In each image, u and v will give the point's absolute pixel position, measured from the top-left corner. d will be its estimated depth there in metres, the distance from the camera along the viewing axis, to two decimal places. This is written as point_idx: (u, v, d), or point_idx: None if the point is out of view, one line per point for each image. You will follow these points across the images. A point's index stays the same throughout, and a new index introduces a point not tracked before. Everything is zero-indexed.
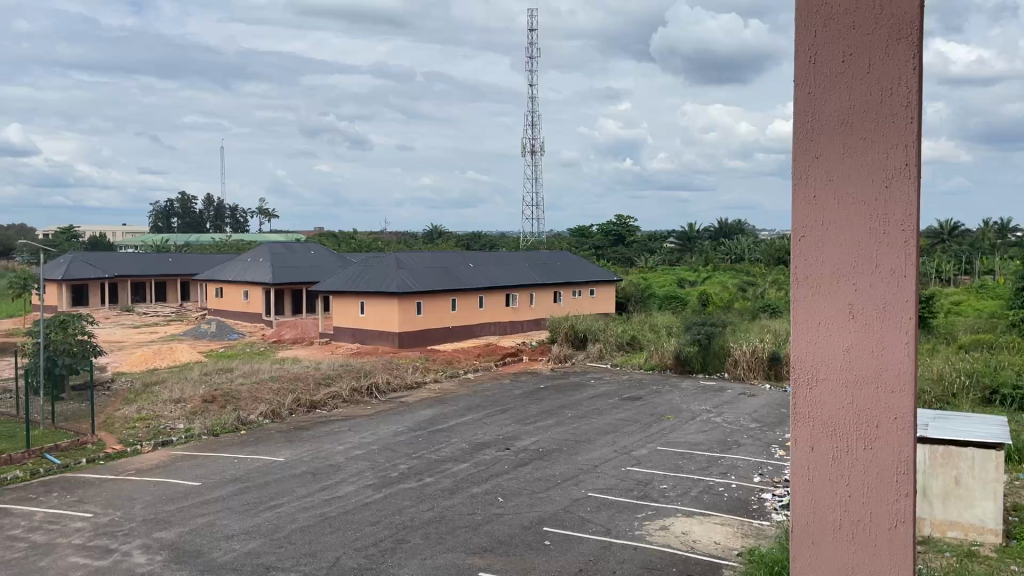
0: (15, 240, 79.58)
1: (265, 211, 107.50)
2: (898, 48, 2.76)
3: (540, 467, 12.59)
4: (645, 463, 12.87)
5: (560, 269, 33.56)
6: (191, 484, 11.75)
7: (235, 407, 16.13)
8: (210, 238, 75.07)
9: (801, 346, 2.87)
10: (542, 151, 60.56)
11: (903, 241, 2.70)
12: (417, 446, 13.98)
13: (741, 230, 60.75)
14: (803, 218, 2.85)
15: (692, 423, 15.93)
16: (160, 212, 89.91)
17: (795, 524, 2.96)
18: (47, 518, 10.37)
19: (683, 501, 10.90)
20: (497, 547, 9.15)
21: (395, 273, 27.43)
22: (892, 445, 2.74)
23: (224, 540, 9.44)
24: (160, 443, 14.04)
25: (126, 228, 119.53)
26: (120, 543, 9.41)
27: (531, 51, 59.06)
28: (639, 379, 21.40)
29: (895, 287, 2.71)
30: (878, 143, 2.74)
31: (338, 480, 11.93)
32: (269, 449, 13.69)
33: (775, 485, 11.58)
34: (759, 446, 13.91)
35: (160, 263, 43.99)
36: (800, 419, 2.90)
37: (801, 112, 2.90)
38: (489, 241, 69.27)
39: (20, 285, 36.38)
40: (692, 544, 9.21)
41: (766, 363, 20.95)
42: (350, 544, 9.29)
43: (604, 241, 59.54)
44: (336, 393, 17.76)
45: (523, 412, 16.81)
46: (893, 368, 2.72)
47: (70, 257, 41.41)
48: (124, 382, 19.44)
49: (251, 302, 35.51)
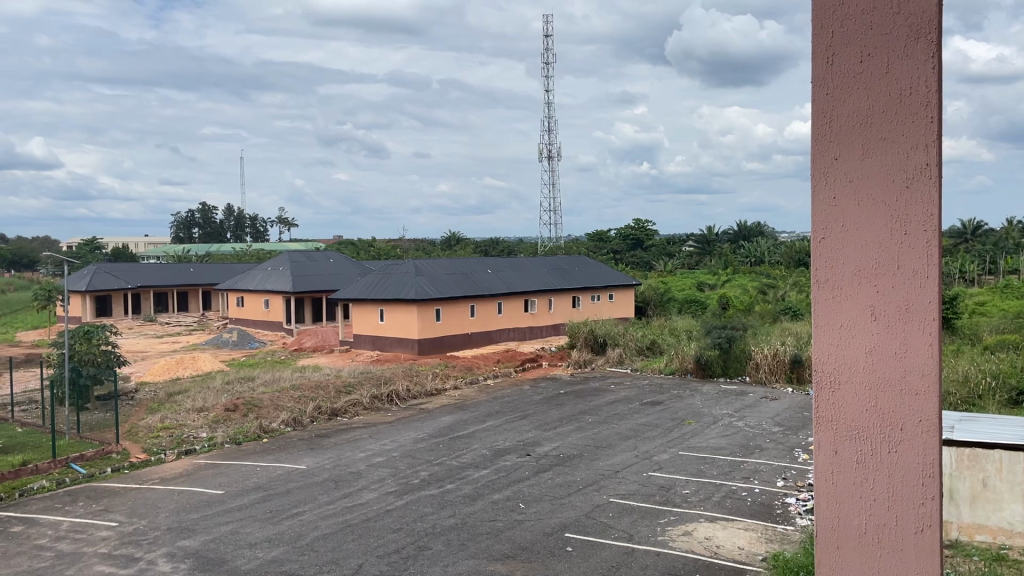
0: (37, 249, 80.47)
1: (284, 221, 108.47)
2: (917, 47, 2.74)
3: (561, 473, 12.58)
4: (666, 468, 12.82)
5: (578, 274, 33.54)
6: (214, 493, 11.81)
7: (257, 415, 16.24)
8: (230, 247, 75.66)
9: (824, 348, 2.85)
10: (558, 156, 60.44)
11: (925, 241, 2.67)
12: (438, 452, 14.01)
13: (760, 232, 60.38)
14: (823, 219, 2.83)
15: (714, 427, 15.84)
16: (181, 223, 90.84)
17: (818, 529, 2.94)
18: (73, 527, 10.48)
19: (706, 506, 10.83)
20: (520, 554, 9.12)
21: (415, 281, 27.50)
22: (918, 449, 2.71)
23: (248, 548, 9.48)
24: (183, 452, 14.16)
25: (147, 241, 121.12)
26: (144, 551, 9.48)
27: (548, 57, 59.10)
28: (660, 384, 21.25)
29: (917, 288, 2.68)
30: (898, 144, 2.73)
31: (359, 487, 11.96)
32: (291, 457, 13.76)
33: (799, 490, 11.48)
34: (782, 450, 13.81)
35: (181, 273, 44.38)
36: (822, 423, 2.88)
37: (819, 115, 2.88)
38: (507, 248, 69.29)
39: (44, 297, 36.81)
40: (715, 549, 9.14)
41: (788, 366, 20.84)
42: (373, 552, 9.30)
43: (621, 246, 59.55)
44: (356, 400, 17.82)
45: (544, 418, 16.78)
46: (916, 370, 2.69)
47: (94, 267, 41.81)
48: (148, 392, 19.59)
49: (271, 311, 35.78)
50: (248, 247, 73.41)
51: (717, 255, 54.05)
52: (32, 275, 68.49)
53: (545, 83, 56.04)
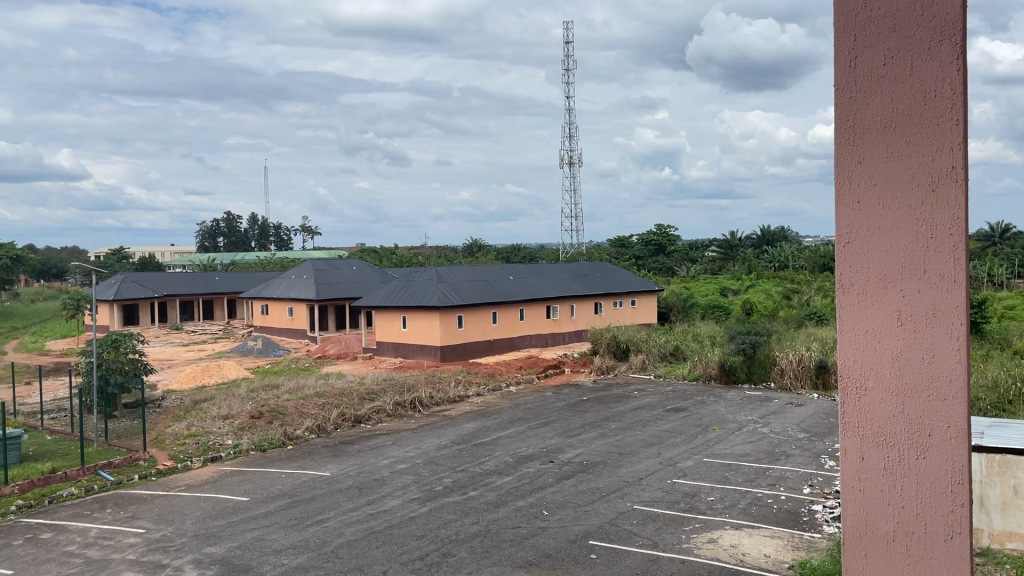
0: (65, 258, 81.61)
1: (308, 229, 109.30)
2: (941, 49, 2.72)
3: (584, 480, 12.53)
4: (691, 475, 12.74)
5: (600, 280, 33.45)
6: (240, 499, 11.90)
7: (281, 422, 16.32)
8: (255, 256, 76.29)
9: (849, 355, 2.83)
10: (579, 162, 60.33)
11: (951, 245, 2.64)
12: (461, 460, 14.01)
13: (784, 237, 59.83)
14: (848, 223, 2.80)
15: (739, 433, 15.73)
16: (207, 232, 91.91)
17: (846, 536, 2.90)
18: (102, 534, 10.59)
19: (731, 513, 10.75)
20: (544, 562, 9.10)
21: (437, 287, 27.57)
22: (946, 454, 2.68)
23: (273, 555, 9.54)
24: (209, 459, 14.28)
25: (172, 250, 122.43)
26: (172, 558, 9.57)
27: (568, 64, 59.04)
28: (683, 391, 21.12)
29: (944, 292, 2.65)
30: (924, 146, 2.71)
31: (384, 494, 12.00)
32: (316, 464, 13.83)
33: (826, 496, 11.36)
34: (808, 456, 13.67)
35: (206, 281, 44.85)
36: (848, 429, 2.86)
37: (843, 118, 2.87)
38: (529, 254, 69.24)
39: (72, 307, 37.35)
40: (740, 557, 9.07)
41: (814, 371, 20.68)
42: (397, 558, 9.33)
43: (644, 252, 59.49)
44: (380, 407, 17.90)
45: (567, 425, 16.75)
46: (944, 376, 2.67)
47: (121, 276, 42.33)
48: (174, 399, 19.81)
49: (295, 318, 36.02)
50: (273, 256, 74.05)
51: (741, 260, 53.61)
52: (61, 285, 69.48)
53: (565, 90, 55.96)
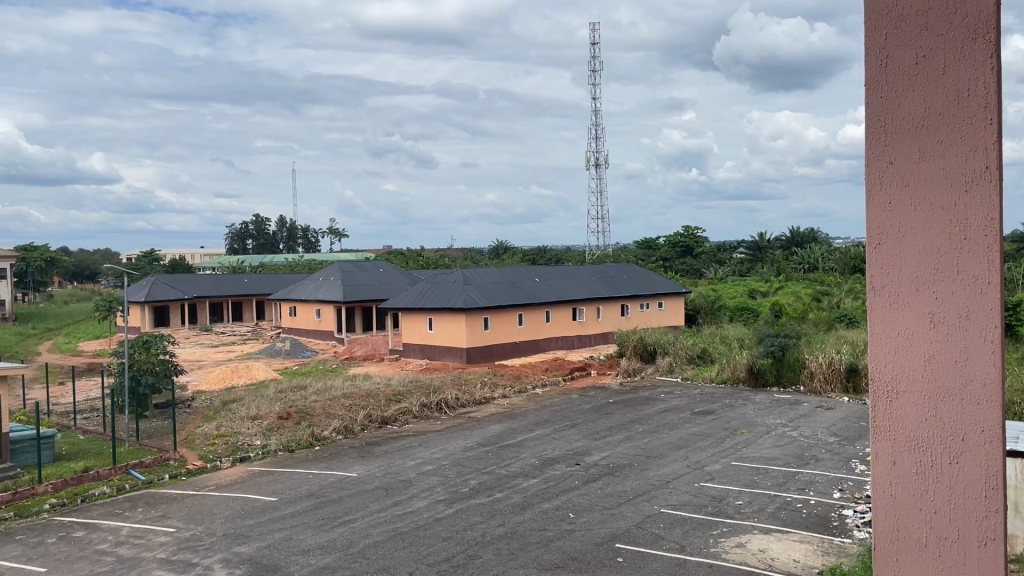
0: (98, 261, 82.87)
1: (335, 231, 110.04)
2: (975, 48, 2.67)
3: (610, 483, 12.47)
4: (719, 478, 12.64)
5: (627, 282, 33.31)
6: (268, 499, 11.99)
7: (309, 423, 16.43)
8: (283, 258, 77.08)
9: (880, 359, 2.78)
10: (606, 164, 60.11)
11: (985, 246, 2.59)
12: (487, 461, 14.01)
13: (814, 238, 59.12)
14: (878, 224, 2.76)
15: (767, 437, 15.58)
16: (236, 234, 93.06)
17: (877, 543, 2.85)
18: (133, 533, 10.73)
19: (759, 518, 10.64)
20: (570, 564, 9.07)
21: (463, 289, 27.65)
22: (980, 460, 2.63)
23: (301, 555, 9.60)
24: (238, 459, 14.41)
25: (202, 252, 123.99)
26: (201, 557, 9.66)
27: (594, 66, 58.92)
28: (711, 394, 20.94)
29: (977, 295, 2.60)
30: (957, 146, 2.66)
31: (410, 495, 12.03)
32: (343, 465, 13.91)
33: (857, 501, 11.20)
34: (838, 460, 13.52)
35: (235, 283, 45.35)
36: (880, 432, 2.81)
37: (874, 118, 2.82)
38: (555, 256, 69.10)
39: (105, 308, 37.93)
40: (769, 561, 8.99)
41: (844, 375, 20.43)
42: (423, 559, 9.35)
43: (671, 254, 59.30)
44: (406, 408, 17.96)
45: (593, 427, 16.71)
46: (978, 379, 2.62)
47: (152, 278, 42.92)
48: (204, 400, 20.04)
49: (323, 320, 36.30)
50: (301, 258, 74.72)
51: (769, 261, 53.10)
52: (94, 287, 70.66)
53: (592, 91, 55.98)
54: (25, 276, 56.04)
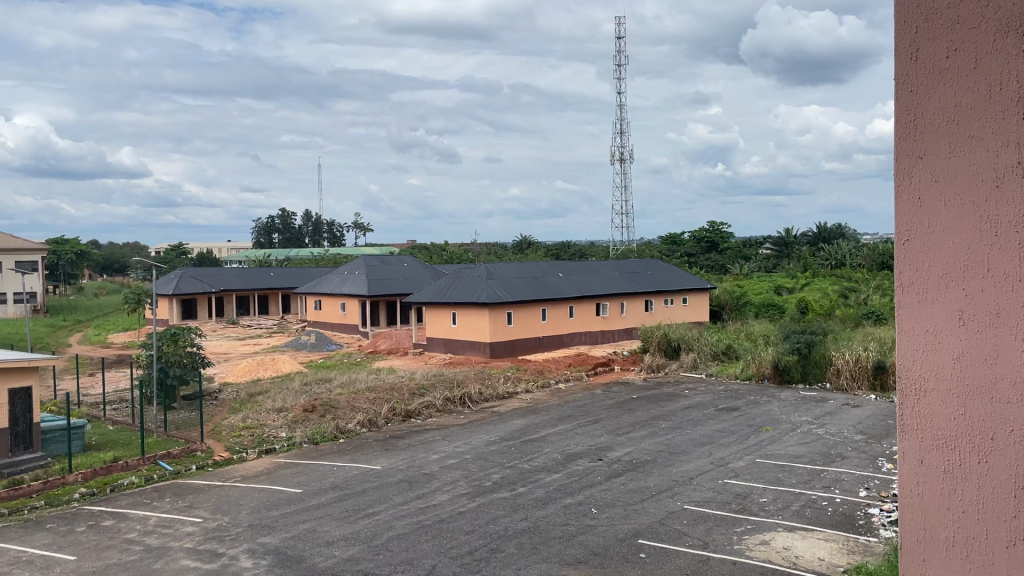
0: (126, 254, 83.97)
1: (360, 224, 110.74)
2: (1008, 41, 2.59)
3: (633, 478, 12.46)
4: (743, 475, 12.58)
5: (652, 278, 33.20)
6: (293, 491, 12.10)
7: (333, 416, 16.56)
8: (308, 251, 77.65)
9: (909, 356, 2.80)
10: (630, 158, 59.60)
11: (1015, 241, 2.51)
12: (509, 456, 14.06)
13: (841, 234, 58.32)
14: (907, 221, 2.78)
15: (792, 434, 15.46)
16: (262, 229, 93.97)
17: (908, 537, 2.86)
18: (160, 522, 10.88)
19: (784, 515, 10.57)
20: (592, 559, 9.07)
21: (486, 284, 27.70)
22: (1008, 460, 2.55)
23: (325, 546, 9.68)
24: (264, 451, 14.55)
25: (228, 245, 125.23)
26: (227, 547, 9.78)
27: (618, 59, 58.24)
28: (735, 390, 20.82)
29: (1008, 291, 2.52)
30: (987, 140, 2.61)
31: (433, 488, 12.11)
32: (367, 458, 14.02)
33: (883, 500, 11.09)
34: (864, 459, 13.37)
35: (262, 277, 45.77)
36: (910, 430, 2.81)
37: (904, 113, 2.84)
38: (579, 251, 68.87)
39: (133, 301, 38.44)
40: (793, 560, 8.93)
41: (871, 372, 20.25)
42: (446, 552, 9.39)
43: (695, 249, 58.94)
44: (430, 402, 18.04)
45: (616, 423, 16.68)
46: (1008, 378, 2.53)
47: (180, 272, 43.44)
48: (231, 392, 20.29)
49: (348, 314, 36.51)
50: (326, 252, 75.15)
51: (795, 259, 52.54)
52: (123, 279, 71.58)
53: (617, 87, 55.52)
54: (56, 268, 56.97)
